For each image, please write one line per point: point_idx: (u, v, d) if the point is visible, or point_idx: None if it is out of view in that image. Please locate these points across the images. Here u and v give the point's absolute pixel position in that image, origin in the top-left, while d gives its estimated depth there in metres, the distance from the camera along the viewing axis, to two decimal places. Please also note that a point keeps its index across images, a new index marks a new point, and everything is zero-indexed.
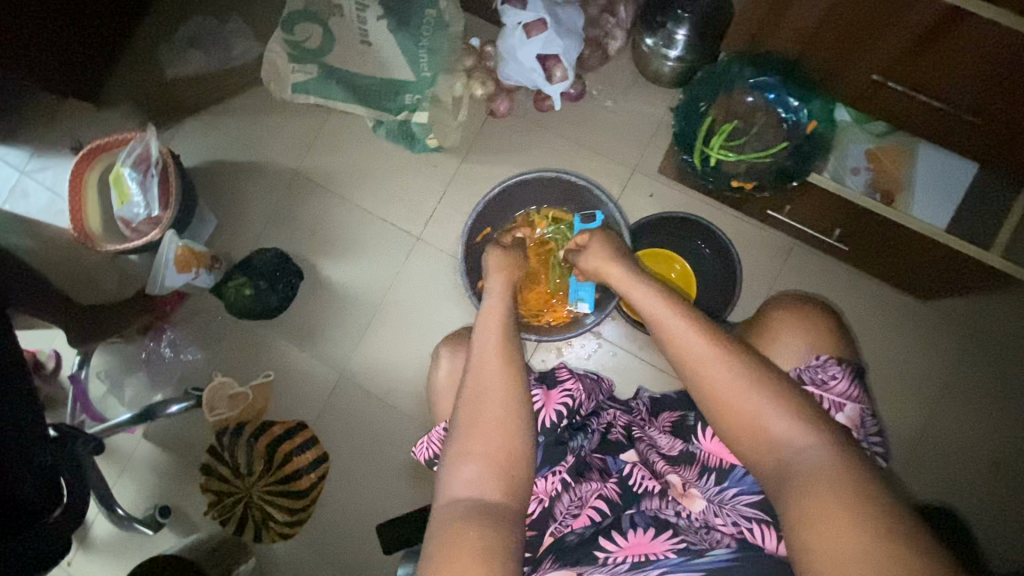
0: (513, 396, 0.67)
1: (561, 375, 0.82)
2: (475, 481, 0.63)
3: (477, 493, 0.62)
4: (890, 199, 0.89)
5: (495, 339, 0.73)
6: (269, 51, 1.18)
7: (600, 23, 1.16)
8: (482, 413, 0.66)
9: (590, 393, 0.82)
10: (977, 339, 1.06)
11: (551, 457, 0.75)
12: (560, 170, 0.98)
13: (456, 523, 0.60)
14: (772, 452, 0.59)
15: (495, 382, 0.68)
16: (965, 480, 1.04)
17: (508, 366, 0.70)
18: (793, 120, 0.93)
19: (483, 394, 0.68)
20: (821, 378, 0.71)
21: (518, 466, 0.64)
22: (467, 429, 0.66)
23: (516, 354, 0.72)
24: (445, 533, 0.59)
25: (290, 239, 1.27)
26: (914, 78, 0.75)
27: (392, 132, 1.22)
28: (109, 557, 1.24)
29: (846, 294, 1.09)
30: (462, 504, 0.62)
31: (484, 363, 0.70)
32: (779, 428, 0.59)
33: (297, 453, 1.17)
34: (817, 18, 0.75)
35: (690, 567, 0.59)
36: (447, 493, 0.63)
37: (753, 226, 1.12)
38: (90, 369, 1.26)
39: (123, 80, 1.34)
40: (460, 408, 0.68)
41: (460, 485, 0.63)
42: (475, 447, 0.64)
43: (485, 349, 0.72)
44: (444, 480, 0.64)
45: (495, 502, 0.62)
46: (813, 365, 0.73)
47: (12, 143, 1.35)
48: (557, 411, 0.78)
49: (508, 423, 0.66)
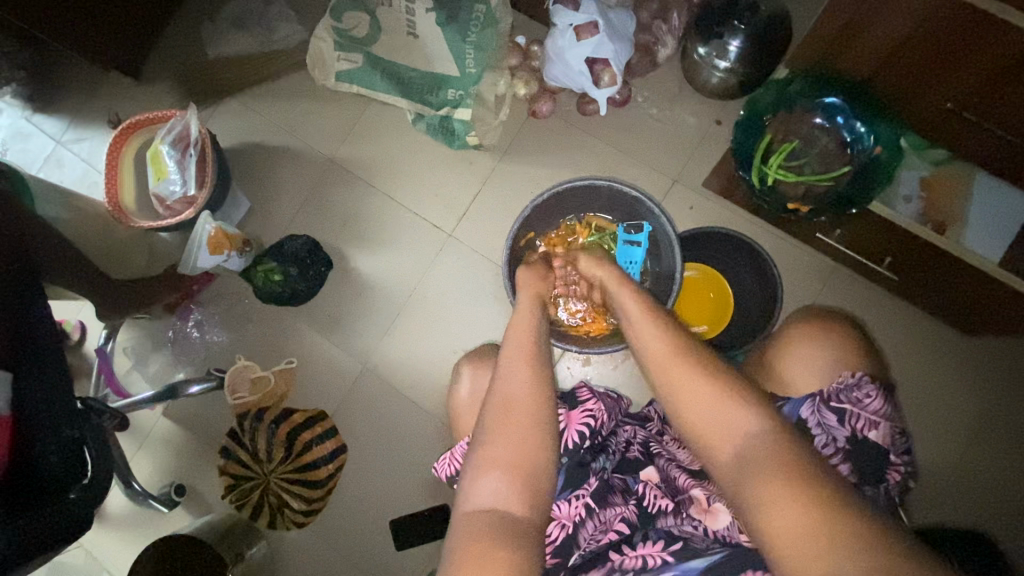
0: (541, 406, 0.64)
1: (581, 395, 0.80)
2: (497, 491, 0.60)
3: (499, 505, 0.59)
4: (942, 229, 0.86)
5: (528, 346, 0.70)
6: (314, 37, 1.17)
7: (651, 29, 1.14)
8: (510, 419, 0.63)
9: (611, 412, 0.80)
10: (1019, 379, 1.03)
11: (572, 480, 0.73)
12: (613, 178, 0.95)
13: (478, 536, 0.56)
14: (722, 444, 0.57)
15: (524, 389, 0.65)
16: (995, 522, 1.01)
17: (537, 375, 0.67)
18: (858, 144, 0.91)
19: (511, 400, 0.65)
20: (856, 398, 0.68)
21: (540, 479, 0.61)
22: (494, 435, 0.63)
23: (545, 363, 0.69)
24: (466, 545, 0.56)
25: (321, 227, 1.27)
26: (990, 110, 0.73)
27: (433, 127, 1.20)
28: (121, 532, 1.25)
29: (885, 322, 1.06)
30: (485, 516, 0.58)
31: (514, 368, 0.67)
32: (731, 423, 0.57)
33: (315, 443, 1.17)
34: (897, 39, 0.73)
35: (687, 570, 0.60)
36: (471, 502, 0.60)
37: (793, 246, 1.10)
38: (116, 343, 1.27)
39: (165, 56, 1.34)
40: (487, 412, 0.65)
41: (483, 495, 0.60)
42: (500, 456, 0.61)
43: (517, 354, 0.69)
44: (466, 486, 0.61)
45: (517, 516, 0.59)
46: (848, 383, 0.69)
47: (51, 112, 1.35)
48: (578, 432, 0.76)
49: (535, 433, 0.63)
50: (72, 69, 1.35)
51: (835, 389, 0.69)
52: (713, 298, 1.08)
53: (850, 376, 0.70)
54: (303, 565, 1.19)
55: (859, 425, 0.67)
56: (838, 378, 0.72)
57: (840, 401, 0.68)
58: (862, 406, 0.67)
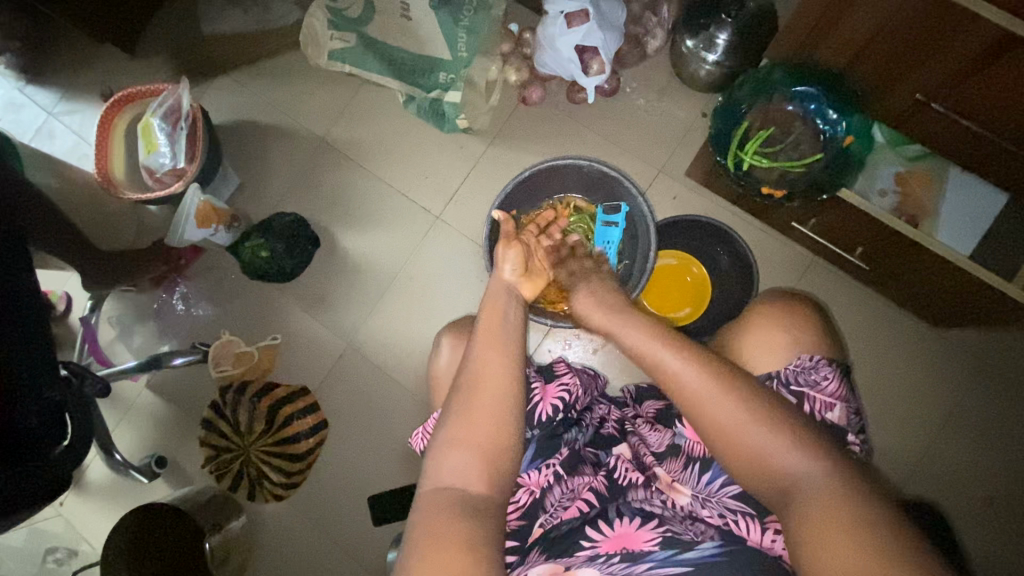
0: (509, 393, 0.65)
1: (558, 369, 0.81)
2: (462, 472, 0.61)
3: (462, 482, 0.60)
4: (915, 223, 0.89)
5: (496, 333, 0.70)
6: (308, 16, 1.18)
7: (642, 21, 1.16)
8: (478, 403, 0.64)
9: (587, 388, 0.81)
10: (986, 373, 1.06)
11: (543, 450, 0.74)
12: (594, 159, 0.98)
13: (440, 511, 0.58)
14: (780, 486, 0.57)
15: (492, 373, 0.66)
16: (959, 511, 1.04)
17: (506, 359, 0.67)
18: (830, 133, 0.94)
19: (479, 383, 0.65)
20: (813, 380, 0.71)
21: (504, 459, 0.62)
22: (461, 416, 0.64)
23: (512, 347, 0.69)
24: (428, 520, 0.57)
25: (310, 205, 1.28)
26: (960, 101, 0.75)
27: (423, 109, 1.21)
28: (102, 502, 1.26)
29: (859, 314, 1.09)
30: (446, 493, 0.60)
31: (485, 355, 0.68)
32: (785, 463, 0.57)
33: (297, 416, 1.18)
34: (872, 29, 0.74)
35: (679, 560, 0.58)
36: (434, 479, 0.61)
37: (773, 238, 1.12)
38: (101, 313, 1.28)
39: (159, 31, 1.34)
40: (455, 395, 0.66)
41: (447, 472, 0.61)
42: (465, 435, 0.62)
43: (488, 340, 0.69)
44: (432, 465, 0.62)
45: (479, 495, 0.60)
46: (806, 365, 0.72)
47: (43, 84, 1.35)
48: (553, 405, 0.77)
49: (501, 415, 0.64)
50: (65, 41, 1.36)
51: (792, 372, 0.72)
52: (691, 281, 1.10)
53: (808, 358, 0.72)
54: (282, 538, 1.20)
55: (815, 408, 0.70)
56: (792, 361, 0.74)
57: (798, 384, 0.71)
58: (820, 389, 0.70)
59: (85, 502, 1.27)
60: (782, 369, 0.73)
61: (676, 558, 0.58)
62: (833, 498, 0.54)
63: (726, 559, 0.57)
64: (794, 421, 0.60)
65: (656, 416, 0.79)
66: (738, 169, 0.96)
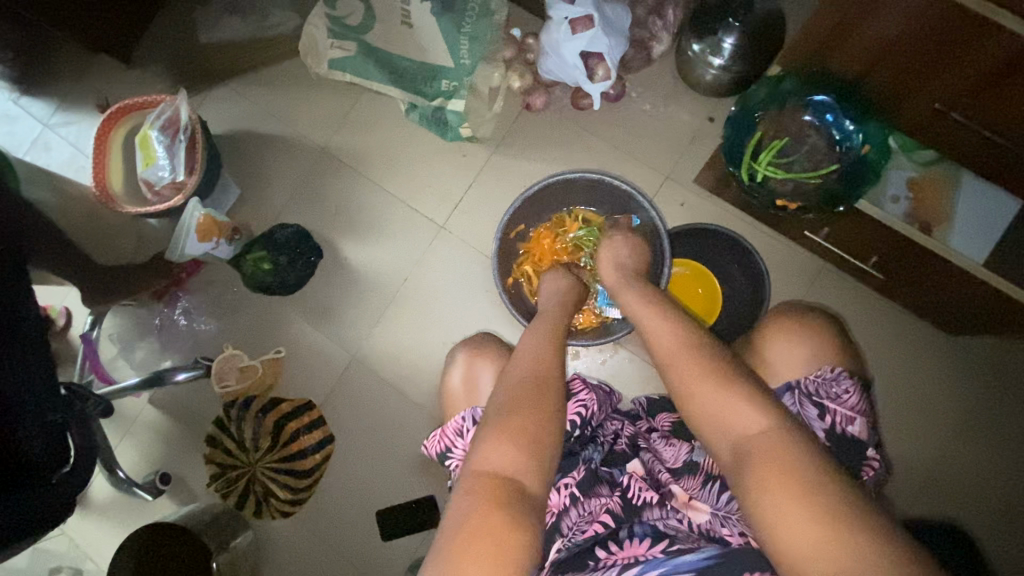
0: (552, 378, 0.66)
1: (574, 386, 0.80)
2: (506, 460, 0.58)
3: (505, 470, 0.57)
4: (928, 229, 0.87)
5: (549, 327, 0.75)
6: (307, 24, 1.16)
7: (647, 25, 1.14)
8: (521, 384, 0.65)
9: (603, 405, 0.80)
10: (1000, 379, 1.05)
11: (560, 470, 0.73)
12: (606, 174, 0.97)
13: (482, 499, 0.55)
14: (736, 443, 0.57)
15: (538, 360, 0.68)
16: (978, 517, 1.03)
17: (552, 351, 0.70)
18: (847, 143, 0.92)
19: (523, 371, 0.67)
20: (834, 393, 0.69)
21: (547, 447, 0.60)
22: (506, 397, 0.64)
23: (559, 340, 0.73)
24: (472, 509, 0.54)
25: (312, 216, 1.26)
26: (979, 111, 0.73)
27: (427, 117, 1.20)
28: (105, 520, 1.24)
29: (871, 321, 1.08)
30: (489, 480, 0.57)
31: (531, 344, 0.71)
32: (744, 422, 0.57)
33: (304, 432, 1.18)
34: (888, 39, 0.73)
35: (677, 565, 0.57)
36: (476, 466, 0.59)
37: (782, 245, 1.11)
38: (101, 329, 1.25)
39: (156, 40, 1.32)
40: (500, 383, 0.67)
41: (488, 459, 0.58)
42: (509, 417, 0.61)
43: (539, 331, 0.74)
44: (476, 452, 0.60)
45: (524, 485, 0.57)
46: (827, 377, 0.71)
47: (37, 95, 1.33)
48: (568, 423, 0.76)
49: (544, 398, 0.63)
50: (59, 51, 1.33)
51: (815, 384, 0.71)
52: (702, 294, 1.08)
53: (829, 371, 0.71)
54: (288, 554, 1.19)
55: (838, 421, 0.68)
56: (815, 371, 0.74)
57: (820, 396, 0.69)
58: (843, 403, 0.69)
59: (88, 520, 1.25)
60: (801, 380, 0.73)
61: (677, 562, 0.57)
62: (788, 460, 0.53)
63: (724, 561, 0.56)
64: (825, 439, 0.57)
65: (671, 430, 0.78)
66: (752, 180, 0.94)
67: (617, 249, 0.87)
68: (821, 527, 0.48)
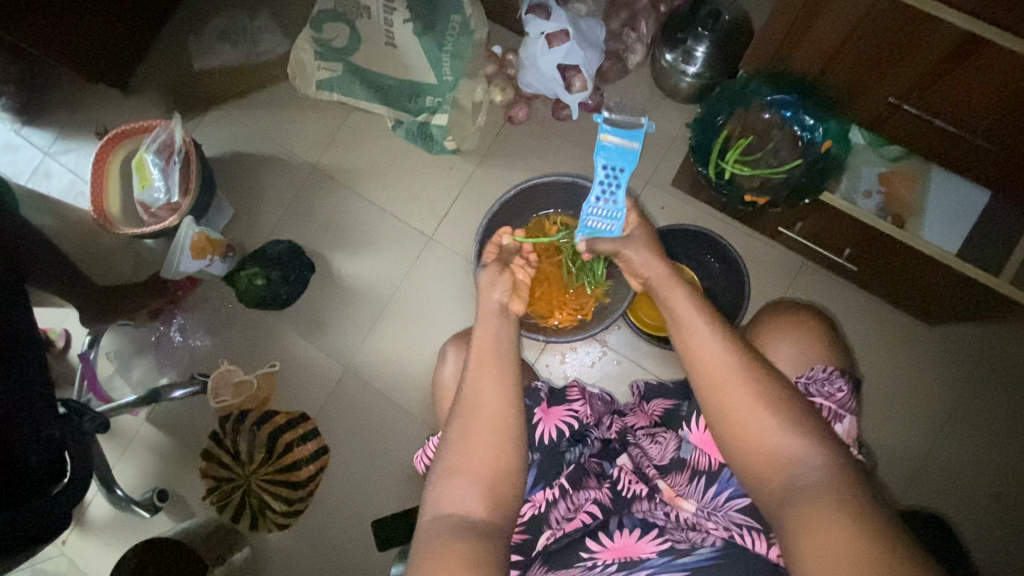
0: (505, 418, 0.64)
1: (571, 394, 0.80)
2: (463, 498, 0.60)
3: (462, 510, 0.60)
4: (901, 222, 0.90)
5: (492, 359, 0.68)
6: (294, 47, 1.19)
7: (622, 38, 1.18)
8: (474, 429, 0.64)
9: (602, 411, 0.80)
10: (982, 368, 1.08)
11: (544, 475, 0.73)
12: (576, 175, 1.05)
13: (441, 538, 0.57)
14: (779, 475, 0.56)
15: (490, 399, 0.65)
16: (964, 503, 1.06)
17: (503, 385, 0.66)
18: (809, 138, 0.95)
19: (478, 409, 0.64)
20: (826, 391, 0.69)
21: (507, 485, 0.62)
22: (458, 443, 0.63)
23: (511, 371, 0.68)
24: (430, 548, 0.57)
25: (305, 232, 1.29)
26: (929, 101, 0.78)
27: (410, 132, 1.24)
28: (105, 539, 1.24)
29: (849, 316, 1.12)
30: (446, 520, 0.59)
31: (481, 381, 0.66)
32: (791, 451, 0.56)
33: (297, 444, 1.20)
34: (841, 36, 0.76)
35: (675, 566, 0.58)
36: (435, 508, 0.61)
37: (761, 244, 1.15)
38: (100, 348, 1.28)
39: (150, 70, 1.37)
40: (453, 423, 0.65)
41: (445, 501, 0.61)
42: (465, 463, 0.62)
43: (483, 365, 0.68)
44: (433, 493, 0.62)
45: (481, 520, 0.59)
46: (819, 377, 0.71)
47: (37, 124, 1.37)
48: (558, 428, 0.76)
49: (500, 442, 0.63)
50: (59, 84, 1.38)
51: (805, 382, 0.71)
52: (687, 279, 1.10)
53: (821, 371, 0.72)
54: (287, 567, 1.19)
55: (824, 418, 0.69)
56: (809, 370, 0.74)
57: (812, 393, 0.69)
58: (832, 400, 0.69)
59: (87, 539, 1.25)
60: (796, 382, 0.72)
61: (673, 563, 0.58)
62: (818, 491, 0.53)
63: (722, 563, 0.57)
64: (803, 421, 0.58)
65: (662, 416, 0.78)
66: (720, 178, 0.98)
67: (642, 243, 0.77)
68: (850, 541, 0.48)
